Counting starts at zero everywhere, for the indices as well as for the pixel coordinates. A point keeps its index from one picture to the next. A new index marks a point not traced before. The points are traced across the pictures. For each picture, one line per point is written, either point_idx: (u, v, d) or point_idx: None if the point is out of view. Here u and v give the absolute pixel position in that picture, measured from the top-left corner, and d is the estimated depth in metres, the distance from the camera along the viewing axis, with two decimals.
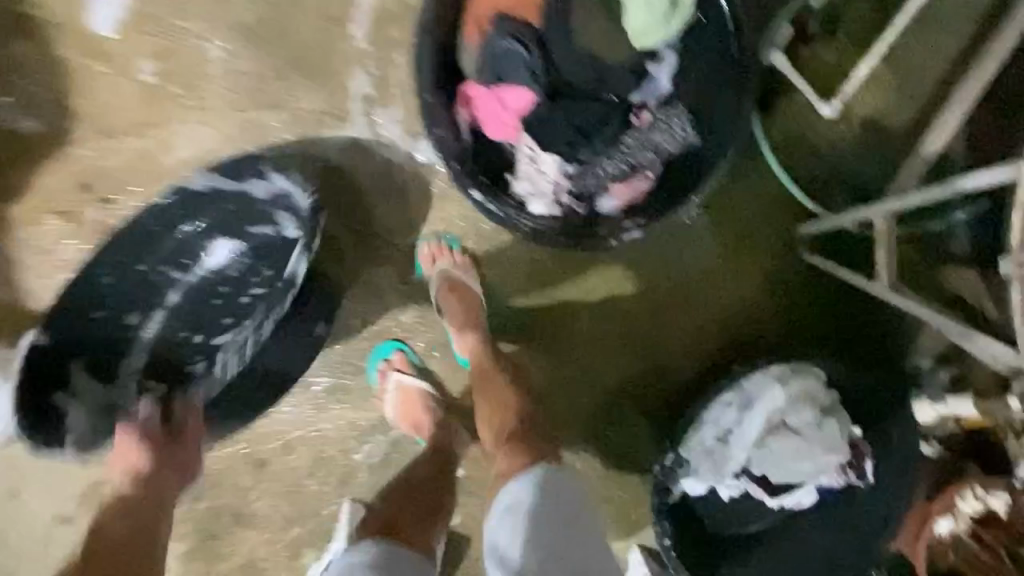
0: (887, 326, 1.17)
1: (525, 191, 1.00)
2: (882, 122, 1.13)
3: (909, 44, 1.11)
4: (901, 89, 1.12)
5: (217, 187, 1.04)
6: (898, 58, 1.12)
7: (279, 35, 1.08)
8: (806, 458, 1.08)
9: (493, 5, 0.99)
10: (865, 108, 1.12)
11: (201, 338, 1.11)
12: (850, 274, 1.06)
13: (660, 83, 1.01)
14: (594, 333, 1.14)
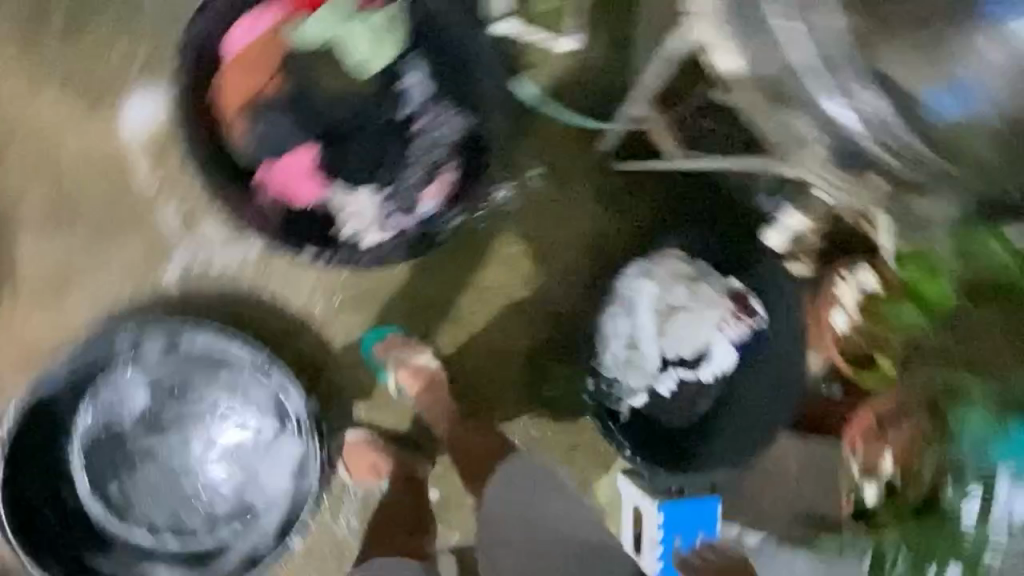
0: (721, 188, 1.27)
1: (352, 232, 1.05)
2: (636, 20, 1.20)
3: None
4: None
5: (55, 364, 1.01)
6: None
7: (70, 210, 1.05)
8: (696, 322, 1.22)
9: (230, 97, 1.00)
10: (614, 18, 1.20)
11: (139, 467, 1.08)
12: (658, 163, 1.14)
13: (417, 89, 1.06)
14: (487, 317, 1.21)
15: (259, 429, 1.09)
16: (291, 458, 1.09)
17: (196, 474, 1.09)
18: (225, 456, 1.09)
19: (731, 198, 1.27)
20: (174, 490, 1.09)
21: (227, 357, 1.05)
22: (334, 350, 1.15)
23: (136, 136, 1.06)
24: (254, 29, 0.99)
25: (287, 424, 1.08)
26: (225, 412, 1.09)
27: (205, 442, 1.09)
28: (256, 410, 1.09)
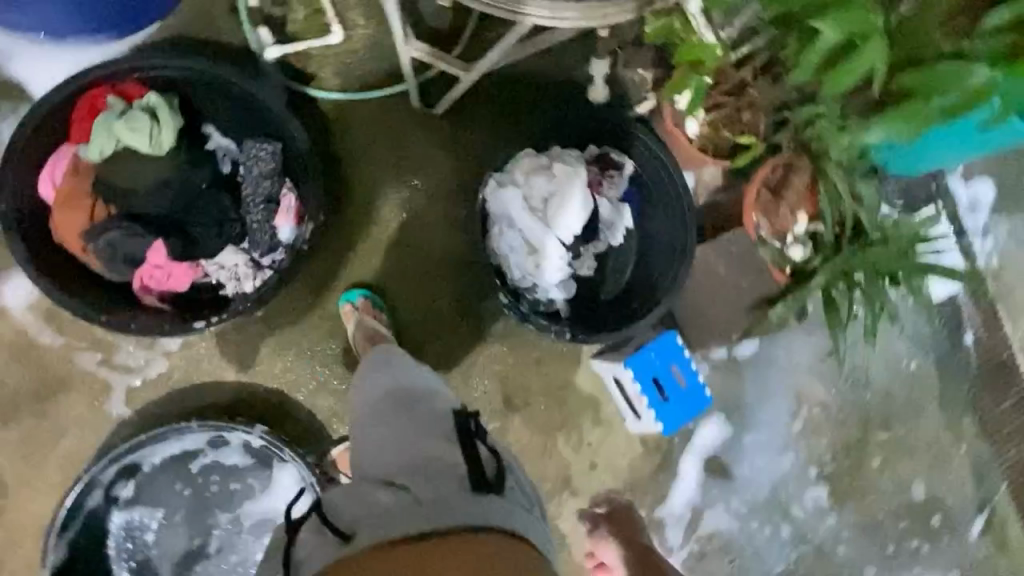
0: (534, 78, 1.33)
1: (235, 285, 1.17)
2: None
3: None
4: None
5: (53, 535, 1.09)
6: None
7: (10, 401, 1.13)
8: (575, 198, 1.25)
9: (74, 235, 1.10)
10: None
11: (182, 566, 1.16)
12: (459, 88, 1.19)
13: (223, 144, 1.19)
14: (398, 296, 1.30)
15: (254, 478, 1.18)
16: (291, 481, 1.17)
17: (230, 541, 1.17)
18: (242, 514, 1.18)
19: (548, 80, 1.34)
20: (223, 564, 1.17)
21: (185, 443, 1.15)
22: (286, 392, 1.22)
23: (23, 313, 1.13)
24: (63, 167, 1.11)
25: (268, 459, 1.17)
26: (219, 483, 1.17)
27: (221, 514, 1.17)
28: (239, 465, 1.17)
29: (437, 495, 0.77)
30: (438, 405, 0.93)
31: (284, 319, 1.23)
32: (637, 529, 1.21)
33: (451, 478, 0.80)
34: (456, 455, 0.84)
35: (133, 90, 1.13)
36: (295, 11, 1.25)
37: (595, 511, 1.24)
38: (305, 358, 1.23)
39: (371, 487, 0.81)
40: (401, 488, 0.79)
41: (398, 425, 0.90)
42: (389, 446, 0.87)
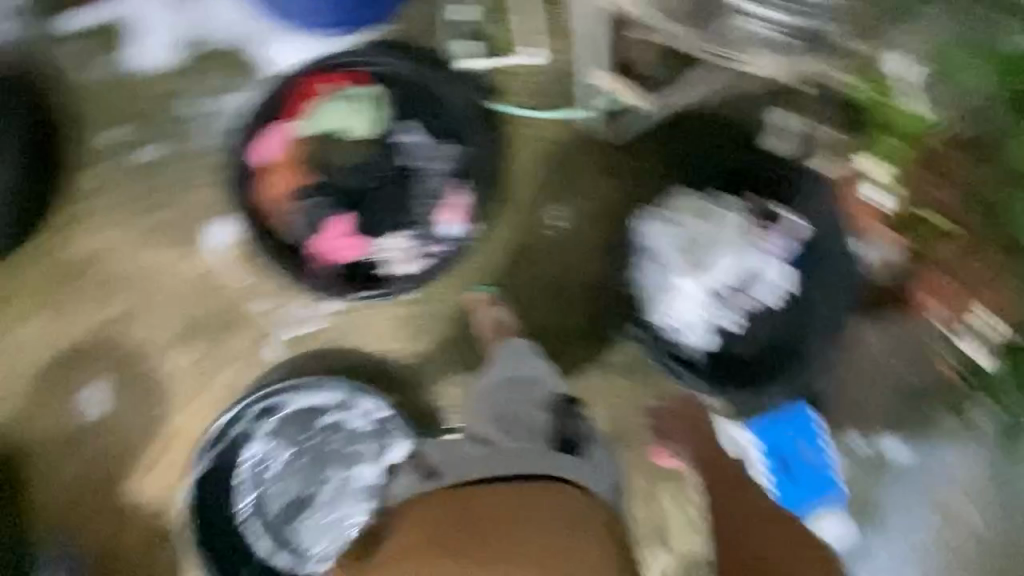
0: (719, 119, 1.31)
1: (396, 266, 1.26)
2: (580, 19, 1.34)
3: None
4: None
5: (206, 449, 1.25)
6: None
7: (193, 325, 1.29)
8: (728, 247, 1.23)
9: (278, 195, 1.26)
10: (566, 23, 1.34)
11: (292, 509, 1.27)
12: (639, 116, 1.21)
13: (413, 141, 1.29)
14: (538, 307, 1.33)
15: (371, 444, 1.27)
16: (400, 457, 1.25)
17: (338, 497, 1.27)
18: (354, 475, 1.27)
19: (734, 123, 1.30)
20: (326, 517, 1.26)
21: (320, 399, 1.27)
22: (415, 374, 1.31)
23: (219, 254, 1.30)
24: (280, 136, 1.26)
25: (388, 430, 1.27)
26: (339, 443, 1.28)
27: (335, 471, 1.28)
28: (360, 430, 1.27)
29: (513, 447, 0.91)
30: (538, 388, 1.03)
31: (428, 304, 1.31)
32: (705, 430, 1.21)
33: (534, 438, 0.94)
34: (539, 421, 0.98)
35: (349, 78, 1.27)
36: (498, 26, 1.33)
37: (661, 407, 1.27)
38: (438, 345, 1.31)
39: (464, 443, 0.96)
40: (490, 442, 0.93)
41: (503, 399, 1.01)
42: (491, 410, 1.00)
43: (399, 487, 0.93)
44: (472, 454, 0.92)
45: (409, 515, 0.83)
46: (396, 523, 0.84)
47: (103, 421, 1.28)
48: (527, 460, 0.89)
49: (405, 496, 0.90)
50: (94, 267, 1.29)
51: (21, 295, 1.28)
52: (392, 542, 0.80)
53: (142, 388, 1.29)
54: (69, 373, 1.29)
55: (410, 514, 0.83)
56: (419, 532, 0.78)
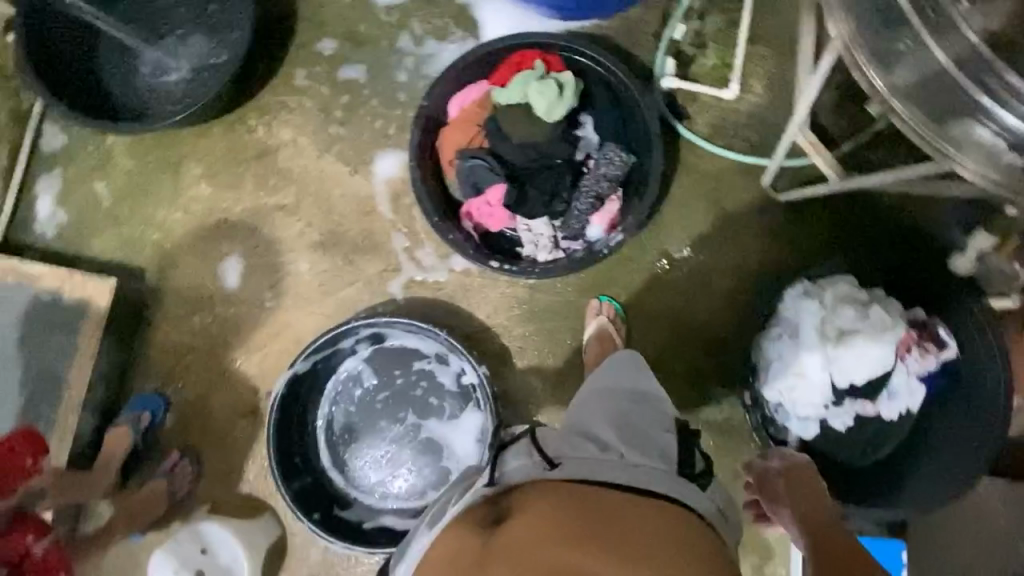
0: (898, 218, 1.27)
1: (532, 249, 1.29)
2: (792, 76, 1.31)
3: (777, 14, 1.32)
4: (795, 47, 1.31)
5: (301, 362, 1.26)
6: (784, 31, 1.31)
7: (333, 238, 1.37)
8: (876, 352, 1.14)
9: (450, 148, 1.31)
10: (778, 75, 1.31)
11: (361, 435, 1.33)
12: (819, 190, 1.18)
13: (590, 138, 1.30)
14: (651, 337, 1.31)
15: (451, 404, 1.31)
16: (476, 428, 1.29)
17: (405, 441, 1.31)
18: (425, 426, 1.31)
19: (912, 227, 1.26)
20: (388, 454, 1.31)
21: (422, 346, 1.32)
22: (513, 357, 1.32)
23: (380, 183, 1.37)
24: (471, 96, 1.30)
25: (472, 398, 1.30)
26: (423, 393, 1.32)
27: (411, 417, 1.32)
28: (447, 389, 1.31)
29: (644, 461, 0.76)
30: (660, 406, 0.90)
31: (547, 295, 1.32)
32: (818, 492, 0.95)
33: (663, 455, 0.79)
34: (664, 443, 0.82)
35: (551, 62, 1.29)
36: (707, 56, 1.33)
37: (760, 465, 1.02)
38: (543, 336, 1.32)
39: (581, 437, 0.80)
40: (614, 446, 0.77)
41: (619, 406, 0.87)
42: (609, 414, 0.85)
43: (513, 464, 0.78)
44: (599, 454, 0.75)
45: (536, 496, 0.68)
46: (521, 501, 0.68)
47: (230, 294, 1.38)
48: (661, 479, 0.74)
49: (524, 476, 0.74)
50: (272, 157, 1.40)
51: (205, 160, 1.40)
52: (518, 521, 0.64)
53: (273, 277, 1.38)
54: (217, 242, 1.39)
55: (538, 493, 0.68)
56: (547, 516, 0.63)
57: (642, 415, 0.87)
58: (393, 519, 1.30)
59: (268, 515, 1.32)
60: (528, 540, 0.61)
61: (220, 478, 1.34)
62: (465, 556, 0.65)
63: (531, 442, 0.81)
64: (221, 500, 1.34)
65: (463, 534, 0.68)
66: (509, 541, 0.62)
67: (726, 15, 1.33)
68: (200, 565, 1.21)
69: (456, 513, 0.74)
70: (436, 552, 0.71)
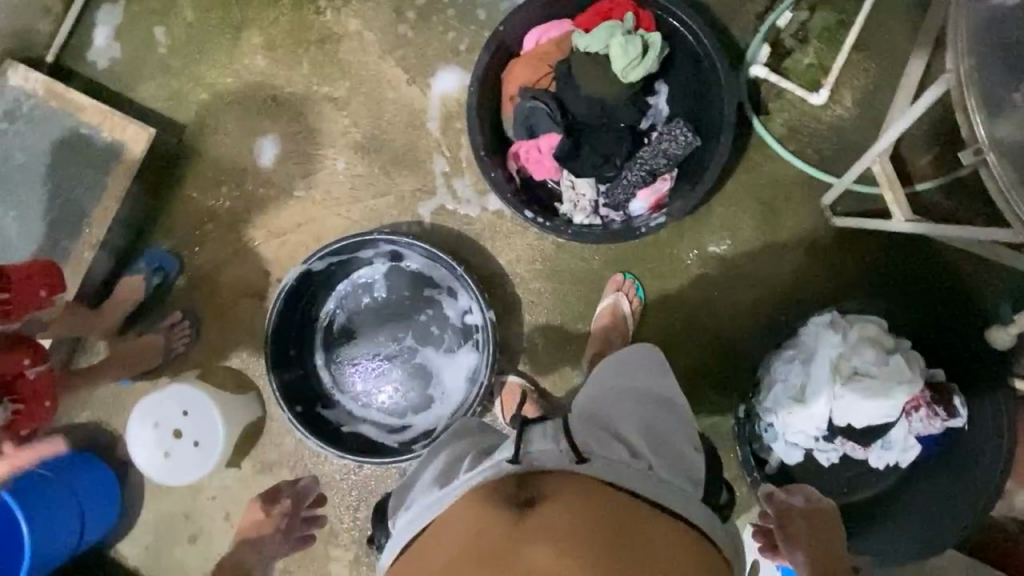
0: (951, 276, 1.21)
1: (571, 208, 1.25)
2: (889, 99, 1.22)
3: (894, 25, 1.22)
4: (900, 68, 1.22)
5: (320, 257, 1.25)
6: (895, 47, 1.22)
7: (377, 143, 1.34)
8: (884, 404, 1.09)
9: (516, 82, 1.25)
10: (874, 93, 1.23)
11: (358, 343, 1.33)
12: (873, 224, 1.13)
13: (662, 109, 1.25)
14: (663, 324, 1.28)
15: (452, 337, 1.31)
16: (469, 366, 1.29)
17: (398, 360, 1.32)
18: (420, 350, 1.31)
19: (963, 288, 1.21)
20: (379, 369, 1.33)
21: (435, 274, 1.31)
22: (523, 308, 1.30)
23: (435, 99, 1.33)
24: (551, 35, 1.25)
25: (472, 337, 1.30)
26: (426, 321, 1.31)
27: (410, 340, 1.32)
28: (450, 323, 1.31)
29: (670, 478, 0.73)
30: (684, 417, 0.85)
31: (571, 256, 1.29)
32: (835, 543, 0.88)
33: (685, 473, 0.76)
34: (689, 459, 0.79)
35: (642, 19, 1.22)
36: (804, 54, 1.24)
37: (780, 499, 0.94)
38: (557, 295, 1.30)
39: (610, 437, 0.76)
40: (643, 457, 0.74)
41: (643, 408, 0.83)
42: (637, 414, 0.81)
43: (540, 445, 0.74)
44: (628, 460, 0.72)
45: (570, 490, 0.66)
46: (551, 490, 0.66)
47: (262, 173, 1.36)
48: (676, 494, 0.71)
49: (551, 465, 0.70)
50: (334, 46, 1.35)
51: (267, 31, 1.36)
52: (546, 511, 0.62)
53: (307, 168, 1.36)
54: (261, 117, 1.36)
55: (571, 490, 0.66)
56: (580, 518, 0.61)
57: (671, 423, 0.82)
58: (371, 430, 1.32)
59: (253, 395, 1.35)
60: (555, 538, 0.59)
61: (213, 348, 1.37)
62: (487, 531, 0.62)
63: (558, 426, 0.77)
64: (209, 369, 1.37)
65: (485, 509, 0.65)
66: (538, 534, 0.59)
67: (838, 16, 1.23)
68: (178, 424, 1.24)
69: (476, 487, 0.70)
70: (453, 521, 0.67)
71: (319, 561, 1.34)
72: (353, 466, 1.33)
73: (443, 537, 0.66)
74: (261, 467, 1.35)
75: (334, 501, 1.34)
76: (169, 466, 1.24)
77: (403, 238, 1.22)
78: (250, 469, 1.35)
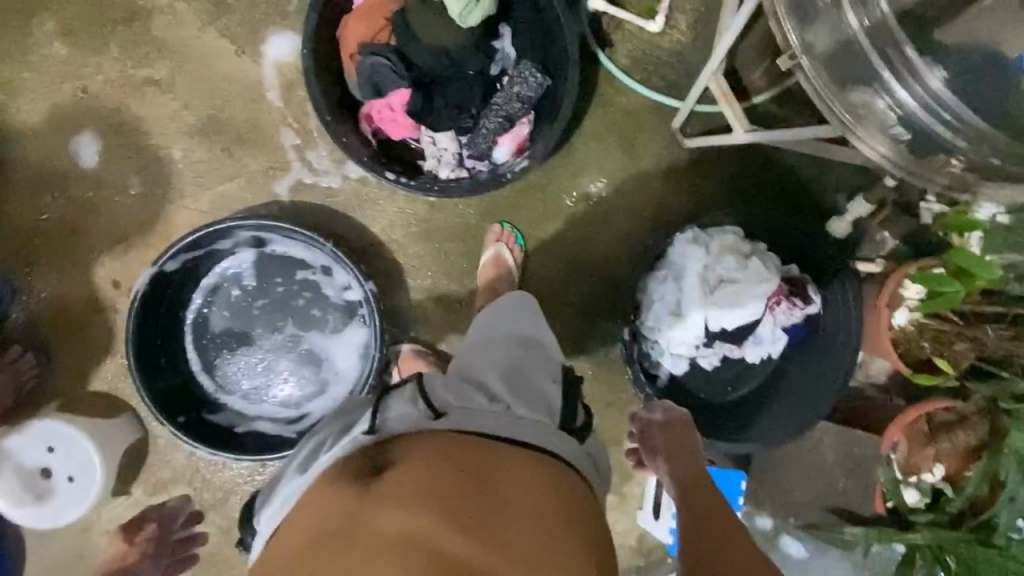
0: (794, 178, 1.31)
1: (436, 163, 1.23)
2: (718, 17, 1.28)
3: None
4: None
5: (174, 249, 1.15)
6: None
7: (214, 124, 1.24)
8: (749, 304, 1.18)
9: (355, 39, 1.20)
10: (703, 13, 1.28)
11: (236, 337, 1.26)
12: (716, 139, 1.20)
13: (508, 53, 1.24)
14: (543, 266, 1.30)
15: (336, 314, 1.26)
16: (359, 342, 1.26)
17: (285, 348, 1.26)
18: (305, 335, 1.26)
19: (807, 188, 1.31)
20: (265, 360, 1.26)
21: (304, 253, 1.25)
22: (403, 273, 1.28)
23: (270, 67, 1.24)
24: None
25: (356, 314, 1.26)
26: (305, 303, 1.26)
27: (292, 327, 1.26)
28: (331, 301, 1.26)
29: (529, 415, 0.78)
30: (549, 353, 0.91)
31: (442, 212, 1.28)
32: (688, 449, 0.96)
33: (547, 405, 0.81)
34: (551, 393, 0.84)
35: None
36: None
37: (642, 418, 1.04)
38: (433, 255, 1.28)
39: (466, 384, 0.82)
40: (498, 394, 0.80)
41: (505, 354, 0.88)
42: (497, 361, 0.86)
43: (397, 411, 0.77)
44: (486, 405, 0.77)
45: (424, 448, 0.71)
46: (408, 450, 0.71)
47: (87, 173, 1.23)
48: (545, 433, 0.77)
49: (408, 426, 0.75)
50: (144, 22, 1.23)
51: (61, 14, 1.22)
52: (404, 469, 0.68)
53: (142, 161, 1.24)
54: (75, 111, 1.23)
55: (434, 443, 0.71)
56: (428, 471, 0.67)
57: (535, 366, 0.87)
58: (268, 426, 1.26)
59: (126, 415, 1.24)
60: (402, 501, 0.64)
61: (69, 373, 1.24)
62: (339, 505, 0.67)
63: (416, 386, 0.79)
64: (68, 397, 1.24)
65: (340, 487, 0.70)
66: (387, 498, 0.65)
67: None
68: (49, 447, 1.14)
69: (332, 461, 0.76)
70: (314, 503, 0.71)
71: (234, 570, 1.27)
72: (258, 465, 1.27)
73: (300, 517, 0.71)
74: (150, 487, 1.26)
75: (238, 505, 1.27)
76: (43, 496, 1.13)
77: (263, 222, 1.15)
78: (138, 491, 1.25)
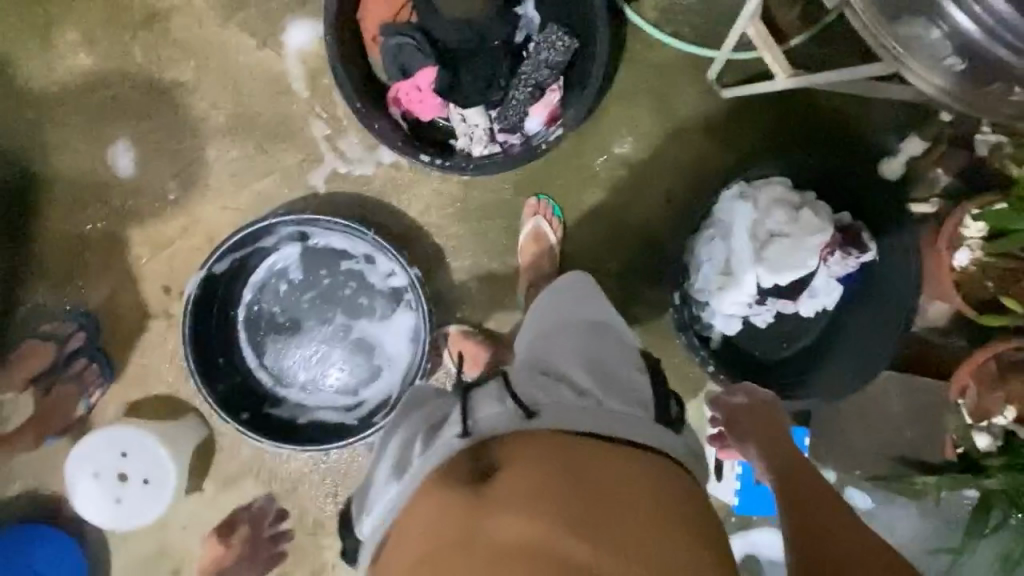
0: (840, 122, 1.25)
1: (468, 142, 1.21)
2: None
3: None
4: None
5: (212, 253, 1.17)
6: None
7: (244, 121, 1.23)
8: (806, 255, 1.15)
9: (377, 22, 1.20)
10: None
11: (287, 330, 1.27)
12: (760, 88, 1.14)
13: (533, 19, 1.21)
14: (584, 235, 1.28)
15: (381, 301, 1.26)
16: (408, 327, 1.26)
17: (336, 338, 1.27)
18: (354, 323, 1.27)
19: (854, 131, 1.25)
20: (317, 351, 1.28)
21: (346, 243, 1.25)
22: (445, 254, 1.27)
23: (293, 58, 1.22)
24: None
25: (403, 299, 1.26)
26: (352, 292, 1.26)
27: (341, 316, 1.27)
28: (377, 288, 1.26)
29: (620, 408, 0.77)
30: (619, 335, 0.91)
31: (479, 189, 1.26)
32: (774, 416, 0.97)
33: (639, 402, 0.80)
34: (640, 387, 0.83)
35: None
36: None
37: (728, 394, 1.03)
38: (474, 233, 1.27)
39: (553, 377, 0.81)
40: (588, 389, 0.79)
41: (579, 339, 0.88)
42: (572, 348, 0.86)
43: (484, 411, 0.77)
44: (575, 399, 0.77)
45: (525, 453, 0.70)
46: (512, 454, 0.71)
47: (128, 182, 1.25)
48: (643, 429, 0.77)
49: (500, 429, 0.75)
50: (165, 24, 1.22)
51: (83, 25, 1.22)
52: (507, 478, 0.68)
53: (179, 165, 1.24)
54: (108, 121, 1.23)
55: (534, 452, 0.70)
56: (535, 477, 0.66)
57: (606, 349, 0.87)
58: (326, 414, 1.28)
59: (191, 416, 1.27)
60: (515, 506, 0.64)
61: (132, 380, 1.27)
62: (451, 509, 0.68)
63: (502, 385, 0.79)
64: (133, 403, 1.27)
65: (444, 491, 0.70)
66: (499, 506, 0.65)
67: None
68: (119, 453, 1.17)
69: (430, 468, 0.75)
70: (418, 511, 0.72)
71: (312, 555, 1.31)
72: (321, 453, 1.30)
73: (411, 517, 0.72)
74: (222, 482, 1.29)
75: (307, 493, 1.30)
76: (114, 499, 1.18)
77: (321, 219, 1.17)
78: (211, 488, 1.29)
